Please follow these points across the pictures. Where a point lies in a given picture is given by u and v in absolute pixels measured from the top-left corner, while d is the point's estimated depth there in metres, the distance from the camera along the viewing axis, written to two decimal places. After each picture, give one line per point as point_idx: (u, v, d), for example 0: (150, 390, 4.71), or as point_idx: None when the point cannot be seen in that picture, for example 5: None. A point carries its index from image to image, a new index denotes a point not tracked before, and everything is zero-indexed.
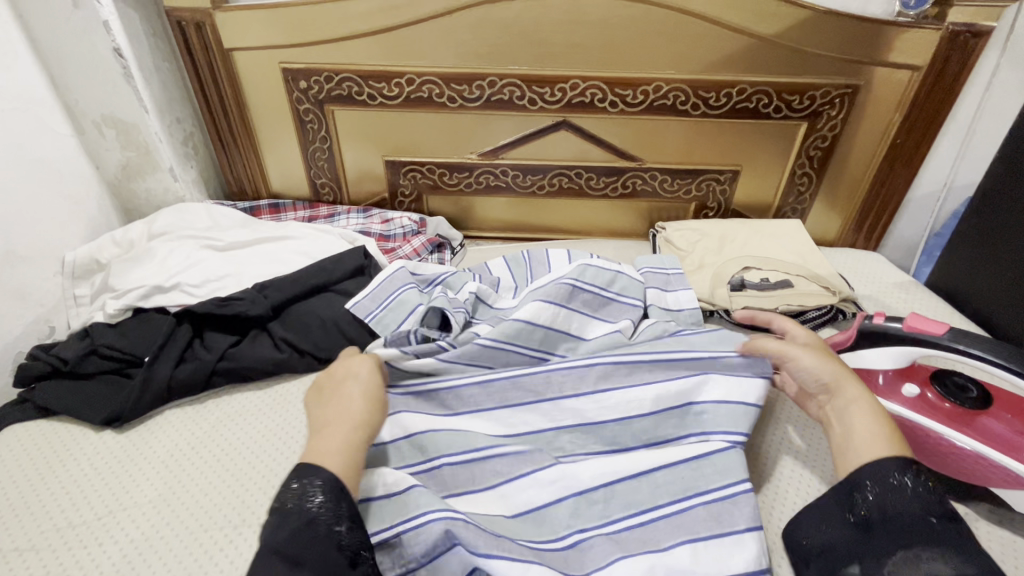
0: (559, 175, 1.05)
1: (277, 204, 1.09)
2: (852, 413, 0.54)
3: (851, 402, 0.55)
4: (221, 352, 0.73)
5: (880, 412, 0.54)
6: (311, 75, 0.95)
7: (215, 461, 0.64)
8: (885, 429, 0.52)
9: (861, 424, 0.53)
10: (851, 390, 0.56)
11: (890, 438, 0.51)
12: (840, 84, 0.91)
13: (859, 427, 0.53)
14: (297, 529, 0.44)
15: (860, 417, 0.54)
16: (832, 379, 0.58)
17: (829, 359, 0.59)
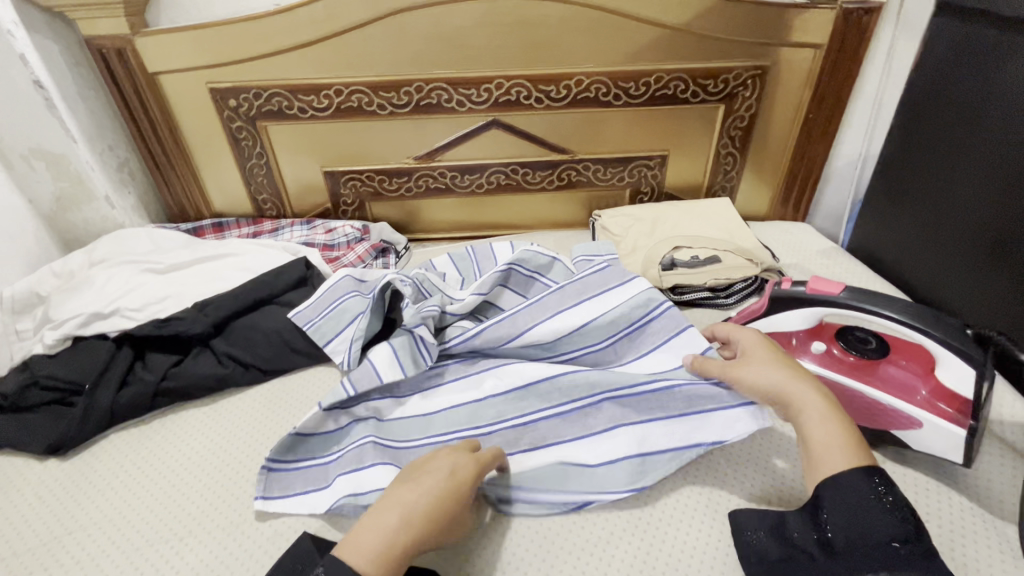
0: (496, 172, 1.08)
1: (221, 223, 1.10)
2: (810, 422, 0.53)
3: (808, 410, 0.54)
4: (163, 373, 0.74)
5: (841, 417, 0.53)
6: (239, 93, 0.96)
7: (162, 479, 0.66)
8: (844, 437, 0.52)
9: (823, 434, 0.52)
10: (799, 401, 0.55)
11: (848, 446, 0.51)
12: (749, 66, 0.96)
13: (818, 439, 0.52)
14: None
15: (819, 428, 0.53)
16: (779, 395, 0.56)
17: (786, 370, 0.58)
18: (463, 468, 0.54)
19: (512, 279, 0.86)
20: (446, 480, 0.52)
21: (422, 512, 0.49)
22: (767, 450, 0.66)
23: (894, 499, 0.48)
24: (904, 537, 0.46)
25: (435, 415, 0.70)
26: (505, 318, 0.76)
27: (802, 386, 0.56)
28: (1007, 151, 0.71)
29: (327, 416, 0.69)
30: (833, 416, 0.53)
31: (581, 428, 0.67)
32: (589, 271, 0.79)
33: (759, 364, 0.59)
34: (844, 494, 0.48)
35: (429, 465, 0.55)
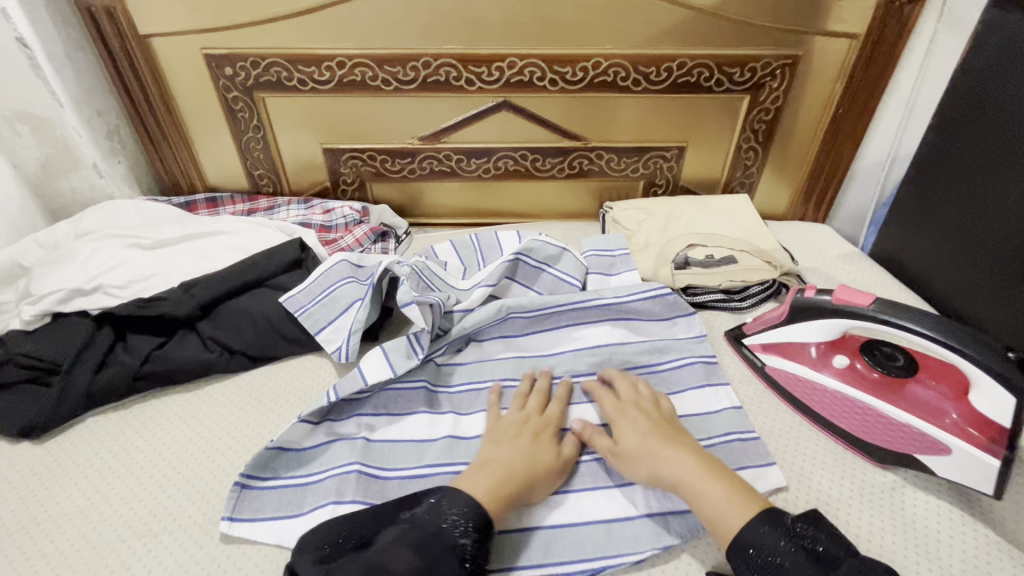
0: (504, 157, 1.03)
1: (215, 198, 1.05)
2: (694, 501, 0.53)
3: (688, 478, 0.54)
4: (144, 356, 0.70)
5: (719, 473, 0.54)
6: (236, 61, 0.90)
7: (136, 470, 0.62)
8: (729, 494, 0.52)
9: (709, 497, 0.52)
10: (665, 470, 0.55)
11: (740, 501, 0.51)
12: (779, 55, 0.90)
13: (708, 502, 0.52)
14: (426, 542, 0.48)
15: (702, 487, 0.53)
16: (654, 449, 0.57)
17: (659, 431, 0.59)
18: (544, 432, 0.62)
19: (520, 272, 0.83)
20: (533, 450, 0.59)
21: (518, 473, 0.56)
22: (824, 496, 0.60)
23: (788, 536, 0.48)
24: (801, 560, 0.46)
25: (439, 439, 0.65)
26: (536, 317, 0.76)
27: (671, 451, 0.56)
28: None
29: (315, 429, 0.65)
30: (708, 471, 0.54)
31: (592, 444, 0.64)
32: (640, 296, 0.76)
33: (631, 430, 0.60)
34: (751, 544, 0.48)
35: (510, 431, 0.61)
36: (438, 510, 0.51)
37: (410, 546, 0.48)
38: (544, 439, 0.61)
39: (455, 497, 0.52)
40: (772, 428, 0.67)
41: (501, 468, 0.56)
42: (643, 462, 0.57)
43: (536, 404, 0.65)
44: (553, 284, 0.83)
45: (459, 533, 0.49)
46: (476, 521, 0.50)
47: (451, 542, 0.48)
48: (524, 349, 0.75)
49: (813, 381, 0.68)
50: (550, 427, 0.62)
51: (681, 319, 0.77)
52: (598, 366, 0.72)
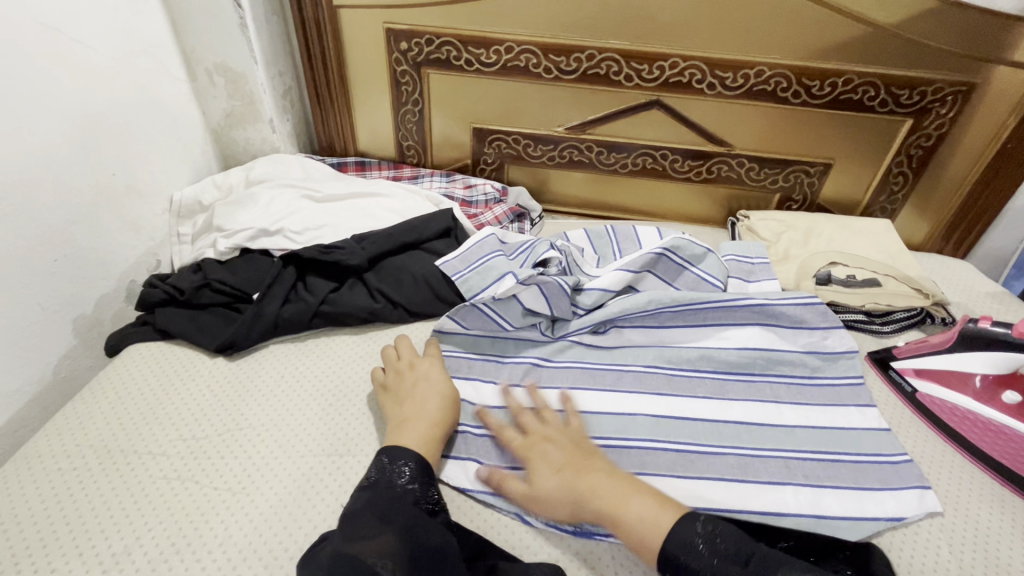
0: (643, 155, 1.05)
1: (364, 162, 1.13)
2: (615, 526, 0.52)
3: (610, 499, 0.53)
4: (323, 297, 0.77)
5: (638, 488, 0.54)
6: (413, 37, 0.97)
7: (317, 397, 0.69)
8: (654, 505, 0.52)
9: (633, 513, 0.52)
10: (586, 498, 0.54)
11: (662, 511, 0.52)
12: (954, 81, 0.88)
13: (631, 521, 0.52)
14: (378, 496, 0.51)
15: (626, 506, 0.52)
16: (564, 486, 0.55)
17: (567, 462, 0.57)
18: (432, 368, 0.67)
19: (661, 266, 0.85)
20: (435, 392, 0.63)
21: (438, 415, 0.61)
22: (982, 527, 0.59)
23: (709, 545, 0.49)
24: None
25: (593, 414, 0.68)
26: (681, 311, 0.78)
27: (587, 477, 0.55)
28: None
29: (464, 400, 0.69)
30: (625, 489, 0.54)
31: (739, 440, 0.67)
32: (791, 303, 0.77)
33: (543, 461, 0.58)
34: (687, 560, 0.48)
35: (410, 381, 0.65)
36: (383, 468, 0.53)
37: (369, 505, 0.49)
38: (433, 376, 0.65)
39: (395, 452, 0.55)
40: (924, 453, 0.66)
41: (421, 419, 0.60)
42: (565, 492, 0.55)
43: (409, 352, 0.69)
44: (693, 282, 0.85)
45: (408, 481, 0.52)
46: (419, 466, 0.54)
47: (403, 491, 0.51)
48: (665, 341, 0.78)
49: (974, 411, 0.68)
50: (438, 364, 0.68)
51: (831, 330, 0.77)
52: (740, 370, 0.74)
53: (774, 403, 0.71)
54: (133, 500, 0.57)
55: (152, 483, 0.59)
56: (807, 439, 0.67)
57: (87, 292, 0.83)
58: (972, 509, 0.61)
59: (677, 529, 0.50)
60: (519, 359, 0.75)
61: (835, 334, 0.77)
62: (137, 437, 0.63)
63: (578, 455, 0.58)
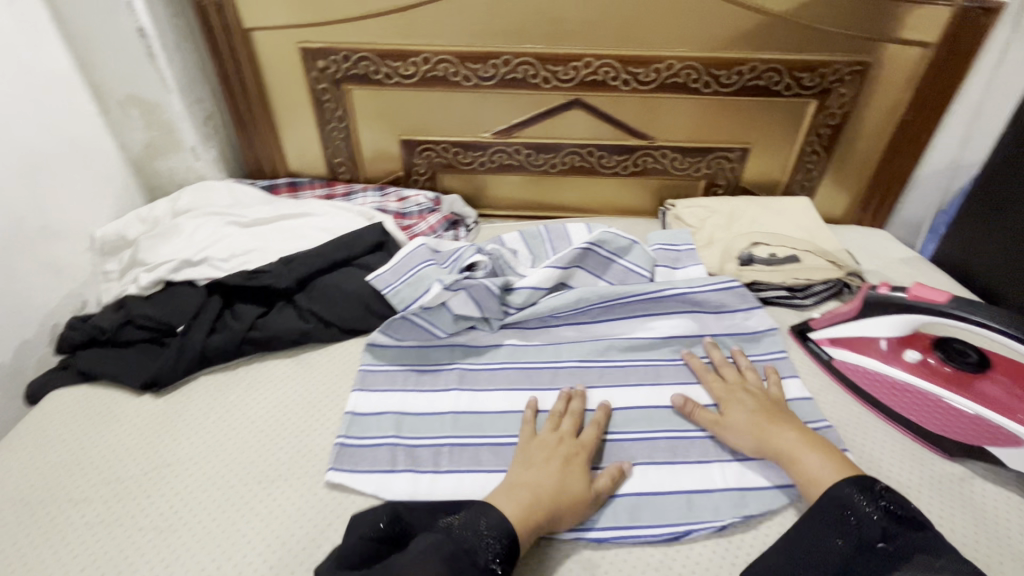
0: (571, 153, 1.07)
1: (296, 183, 1.11)
2: (794, 463, 0.59)
3: (789, 446, 0.60)
4: (250, 323, 0.76)
5: (828, 449, 0.60)
6: (328, 55, 0.97)
7: (250, 424, 0.68)
8: (829, 460, 0.58)
9: (808, 462, 0.58)
10: (812, 438, 0.61)
11: (836, 468, 0.57)
12: (850, 61, 0.92)
13: (807, 464, 0.58)
14: (456, 553, 0.49)
15: (806, 455, 0.59)
16: (754, 431, 0.63)
17: (767, 414, 0.64)
18: (576, 456, 0.61)
19: (590, 261, 0.87)
20: (561, 481, 0.57)
21: (551, 497, 0.56)
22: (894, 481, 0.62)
23: (878, 506, 0.52)
24: (886, 536, 0.51)
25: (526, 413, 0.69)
26: (610, 305, 0.80)
27: (774, 428, 0.62)
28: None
29: (400, 420, 0.68)
30: (800, 438, 0.61)
31: (670, 423, 0.68)
32: (713, 288, 0.81)
33: (735, 404, 0.67)
34: (843, 510, 0.52)
35: (542, 452, 0.61)
36: (473, 527, 0.51)
37: (441, 553, 0.49)
38: (574, 459, 0.60)
39: (486, 513, 0.53)
40: (842, 417, 0.70)
41: (528, 492, 0.56)
42: (749, 433, 0.63)
43: (571, 426, 0.64)
44: (622, 274, 0.87)
45: (492, 557, 0.50)
46: (508, 542, 0.51)
47: (482, 565, 0.49)
48: (597, 335, 0.80)
49: (879, 372, 0.71)
50: (581, 451, 0.62)
51: (752, 311, 0.80)
52: (666, 357, 0.77)
53: (702, 384, 0.74)
54: (53, 550, 0.56)
55: (74, 531, 0.58)
56: None
57: (6, 341, 0.80)
58: (887, 467, 0.64)
59: (851, 476, 0.55)
60: (452, 367, 0.75)
61: (757, 313, 0.80)
62: (59, 486, 0.62)
63: (770, 409, 0.65)
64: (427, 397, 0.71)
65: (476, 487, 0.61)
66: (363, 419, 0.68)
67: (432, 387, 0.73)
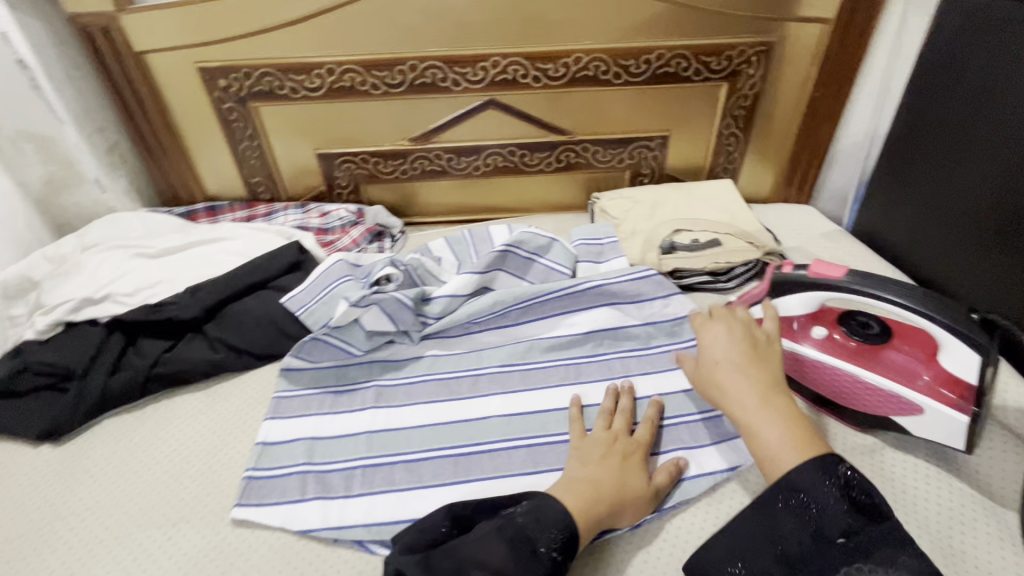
0: (493, 154, 1.06)
1: (215, 207, 1.08)
2: (755, 436, 0.54)
3: (753, 416, 0.55)
4: (155, 358, 0.73)
5: (800, 425, 0.54)
6: (229, 73, 0.94)
7: (154, 465, 0.65)
8: (791, 436, 0.53)
9: (767, 437, 0.53)
10: (782, 404, 0.55)
11: (797, 447, 0.52)
12: (754, 42, 0.93)
13: (767, 440, 0.53)
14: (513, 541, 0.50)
15: (766, 429, 0.54)
16: (731, 394, 0.57)
17: (750, 376, 0.57)
18: (632, 454, 0.60)
19: (510, 263, 0.86)
20: (619, 477, 0.57)
21: (610, 493, 0.55)
22: None
23: (840, 489, 0.50)
24: (848, 531, 0.49)
25: (443, 425, 0.67)
26: (529, 306, 0.79)
27: (750, 393, 0.56)
28: (1016, 119, 0.69)
29: (312, 446, 0.66)
30: (773, 409, 0.55)
31: (589, 422, 0.68)
32: (629, 279, 0.80)
33: (715, 358, 0.60)
34: (803, 495, 0.50)
35: (598, 448, 0.60)
36: (535, 514, 0.52)
37: (502, 539, 0.50)
38: (634, 451, 0.61)
39: (548, 505, 0.53)
40: None
41: (587, 483, 0.56)
42: (725, 393, 0.57)
43: (623, 425, 0.64)
44: (543, 273, 0.86)
45: (552, 545, 0.50)
46: (565, 529, 0.51)
47: (536, 551, 0.50)
48: (519, 337, 0.79)
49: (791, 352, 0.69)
50: (636, 445, 0.62)
51: (670, 298, 0.80)
52: (587, 354, 0.76)
53: (623, 377, 0.73)
54: None
55: None
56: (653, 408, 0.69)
57: None
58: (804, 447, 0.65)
59: (813, 459, 0.50)
60: (369, 385, 0.73)
61: (676, 300, 0.80)
62: None
63: (758, 369, 0.58)
64: (341, 418, 0.69)
65: (389, 507, 0.59)
66: (274, 449, 0.66)
67: (349, 407, 0.71)
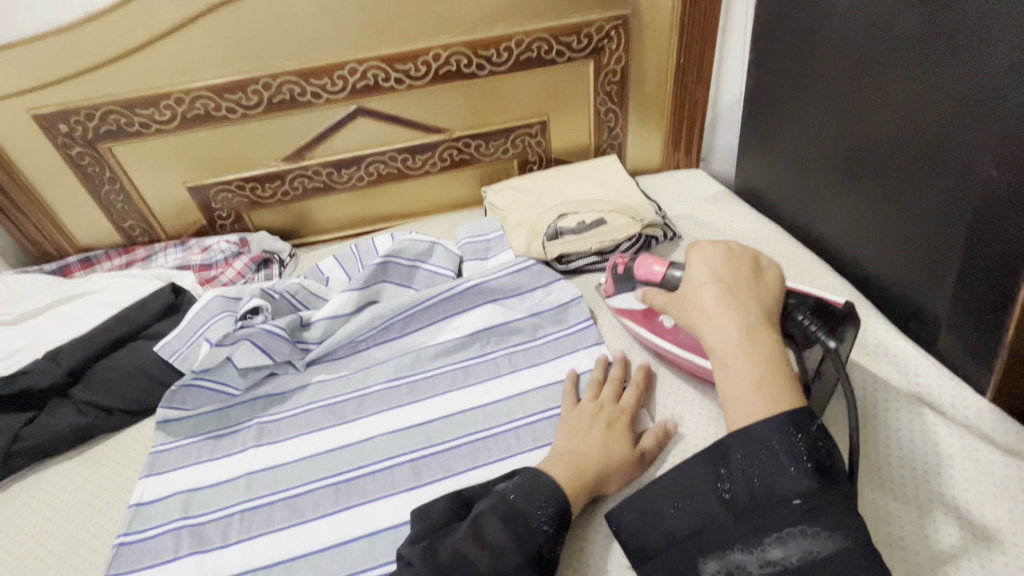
0: (374, 162, 1.03)
1: (88, 258, 1.02)
2: (722, 372, 0.49)
3: (724, 353, 0.49)
4: (13, 434, 0.69)
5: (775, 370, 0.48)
6: (69, 116, 0.88)
7: (18, 549, 0.62)
8: (759, 382, 0.47)
9: (736, 378, 0.48)
10: (768, 341, 0.49)
11: (764, 397, 0.46)
12: (609, 17, 0.93)
13: (731, 381, 0.48)
14: (508, 520, 0.48)
15: (731, 373, 0.48)
16: (712, 328, 0.51)
17: (736, 311, 0.51)
18: (618, 421, 0.61)
19: (392, 273, 0.83)
20: (602, 445, 0.57)
21: (595, 461, 0.55)
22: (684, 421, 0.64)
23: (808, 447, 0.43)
24: (808, 492, 0.42)
25: (326, 454, 0.66)
26: (411, 315, 0.78)
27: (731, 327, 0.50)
28: (838, 63, 0.71)
29: (189, 498, 0.63)
30: (755, 346, 0.48)
31: (473, 426, 0.67)
32: (508, 273, 0.80)
33: (706, 287, 0.54)
34: (760, 447, 0.44)
35: (583, 420, 0.61)
36: (525, 491, 0.51)
37: (499, 520, 0.48)
38: (618, 419, 0.61)
39: (538, 480, 0.52)
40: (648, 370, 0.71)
41: (573, 454, 0.56)
42: (705, 328, 0.52)
43: (610, 395, 0.64)
44: (428, 278, 0.85)
45: (542, 520, 0.49)
46: (556, 504, 0.50)
47: (534, 527, 0.48)
48: (405, 349, 0.78)
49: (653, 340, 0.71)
50: (622, 413, 0.62)
51: (551, 285, 0.80)
52: (473, 354, 0.75)
53: (509, 374, 0.72)
54: None
55: None
56: (537, 401, 0.68)
57: None
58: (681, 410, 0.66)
59: (785, 414, 0.45)
60: (249, 423, 0.71)
61: (557, 287, 0.80)
62: None
63: (746, 306, 0.51)
64: (220, 464, 0.67)
65: (267, 550, 0.58)
66: (147, 508, 0.62)
67: (229, 451, 0.68)
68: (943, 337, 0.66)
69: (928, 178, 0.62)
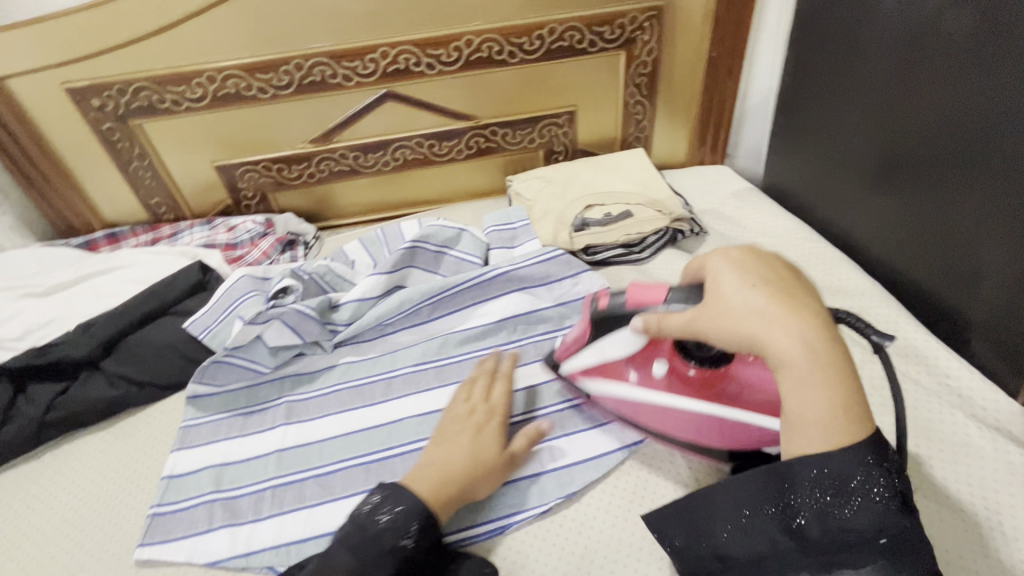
0: (400, 147, 1.02)
1: (114, 233, 1.03)
2: (794, 396, 0.43)
3: (796, 373, 0.43)
4: (47, 404, 0.70)
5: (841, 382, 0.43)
6: (101, 91, 0.88)
7: (53, 516, 0.63)
8: (834, 404, 0.43)
9: (811, 401, 0.43)
10: (835, 351, 0.44)
11: (843, 418, 0.43)
12: (643, 7, 0.92)
13: (809, 405, 0.43)
14: (360, 544, 0.50)
15: (805, 396, 0.43)
16: (767, 344, 0.45)
17: (794, 319, 0.44)
18: (487, 423, 0.60)
19: (419, 258, 0.84)
20: (471, 451, 0.57)
21: (461, 467, 0.56)
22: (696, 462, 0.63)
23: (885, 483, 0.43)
24: (886, 529, 0.42)
25: (356, 434, 0.66)
26: (438, 300, 0.78)
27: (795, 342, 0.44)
28: (878, 62, 0.70)
29: (221, 472, 0.64)
30: (824, 362, 0.43)
31: None
32: (536, 261, 0.80)
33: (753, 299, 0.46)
34: (841, 484, 0.43)
35: (454, 423, 0.60)
36: (377, 510, 0.52)
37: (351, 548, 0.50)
38: (468, 431, 0.59)
39: (397, 497, 0.52)
40: None
41: (436, 464, 0.56)
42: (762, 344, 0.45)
43: (481, 394, 0.63)
44: (455, 265, 0.85)
45: (394, 537, 0.50)
46: (416, 520, 0.51)
47: (389, 547, 0.50)
48: (432, 334, 0.78)
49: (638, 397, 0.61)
50: (494, 415, 0.61)
51: (578, 276, 0.81)
52: (501, 341, 0.76)
53: (536, 362, 0.73)
54: None
55: None
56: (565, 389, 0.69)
57: None
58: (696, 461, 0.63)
59: (867, 441, 0.43)
60: (278, 402, 0.71)
61: (584, 277, 0.80)
62: None
63: (800, 311, 0.45)
64: (251, 440, 0.67)
65: (299, 526, 0.58)
66: (180, 481, 0.63)
67: (259, 428, 0.69)
68: (977, 341, 0.66)
69: (963, 184, 0.63)
